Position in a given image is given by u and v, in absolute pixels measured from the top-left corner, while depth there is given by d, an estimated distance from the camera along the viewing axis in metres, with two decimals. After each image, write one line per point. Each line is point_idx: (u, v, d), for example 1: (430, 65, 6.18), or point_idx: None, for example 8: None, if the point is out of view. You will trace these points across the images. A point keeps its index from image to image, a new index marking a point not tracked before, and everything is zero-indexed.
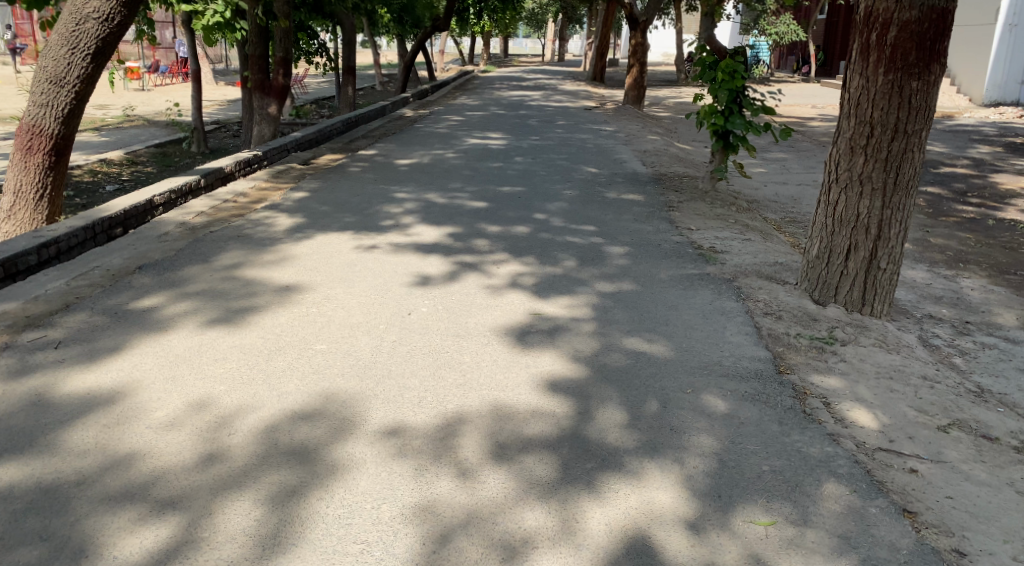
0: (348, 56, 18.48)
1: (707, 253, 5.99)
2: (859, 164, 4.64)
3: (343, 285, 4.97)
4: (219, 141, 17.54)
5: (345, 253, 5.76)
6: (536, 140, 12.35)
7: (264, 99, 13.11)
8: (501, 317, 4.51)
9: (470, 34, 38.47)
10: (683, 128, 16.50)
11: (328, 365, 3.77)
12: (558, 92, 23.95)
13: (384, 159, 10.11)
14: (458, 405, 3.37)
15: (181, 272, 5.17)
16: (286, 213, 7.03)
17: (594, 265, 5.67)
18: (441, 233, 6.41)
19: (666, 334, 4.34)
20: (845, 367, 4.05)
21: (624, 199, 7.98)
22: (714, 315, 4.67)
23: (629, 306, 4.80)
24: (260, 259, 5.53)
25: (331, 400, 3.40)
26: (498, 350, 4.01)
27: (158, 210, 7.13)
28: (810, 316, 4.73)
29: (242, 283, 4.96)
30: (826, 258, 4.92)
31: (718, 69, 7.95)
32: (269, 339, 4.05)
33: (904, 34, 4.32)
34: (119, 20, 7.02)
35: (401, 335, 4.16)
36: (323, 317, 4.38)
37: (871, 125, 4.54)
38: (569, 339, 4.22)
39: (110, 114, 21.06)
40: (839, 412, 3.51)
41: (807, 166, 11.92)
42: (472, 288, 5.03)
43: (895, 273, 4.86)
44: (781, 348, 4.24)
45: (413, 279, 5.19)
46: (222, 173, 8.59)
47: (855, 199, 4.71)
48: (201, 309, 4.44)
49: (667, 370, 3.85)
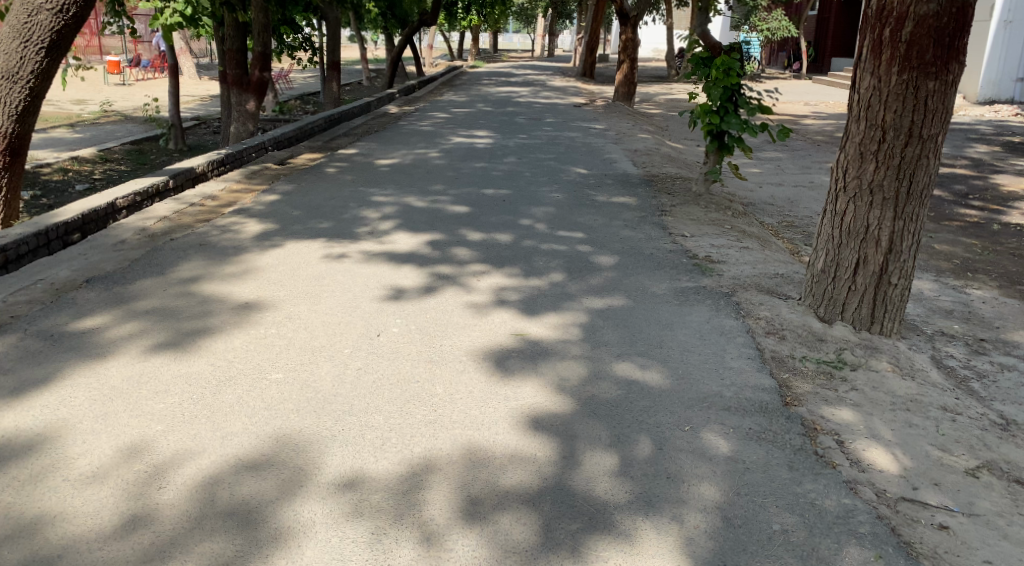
0: (331, 51, 17.98)
1: (703, 263, 5.62)
2: (870, 171, 4.26)
3: (309, 302, 4.55)
4: (198, 137, 17.05)
5: (315, 263, 5.34)
6: (524, 138, 11.96)
7: (241, 95, 12.66)
8: (480, 338, 4.11)
9: (459, 29, 38.03)
10: (675, 126, 16.16)
11: (282, 399, 3.36)
12: (548, 88, 23.55)
13: (364, 159, 9.69)
14: (426, 448, 2.98)
15: (133, 287, 4.75)
16: (255, 218, 6.61)
17: (582, 277, 5.28)
18: (420, 240, 6.00)
19: (661, 358, 3.96)
20: (857, 396, 3.68)
21: (614, 202, 7.60)
22: (712, 336, 4.29)
23: (620, 325, 4.42)
24: (221, 271, 5.10)
25: (283, 444, 2.99)
26: (474, 379, 3.61)
27: (121, 214, 6.70)
28: (816, 335, 4.36)
29: (197, 300, 4.53)
30: (832, 273, 4.54)
31: (713, 66, 7.57)
32: (220, 367, 3.64)
33: (921, 30, 3.94)
34: (75, 11, 6.53)
35: (367, 361, 3.75)
36: (283, 341, 3.97)
37: (882, 129, 4.17)
38: (553, 365, 3.82)
39: (87, 110, 20.55)
40: (854, 452, 3.14)
41: (803, 166, 11.59)
42: (450, 304, 4.63)
43: (907, 289, 4.50)
44: (786, 375, 3.86)
45: (385, 293, 4.78)
46: (193, 174, 8.16)
47: (865, 210, 4.33)
48: (148, 331, 4.02)
49: (662, 402, 3.47)
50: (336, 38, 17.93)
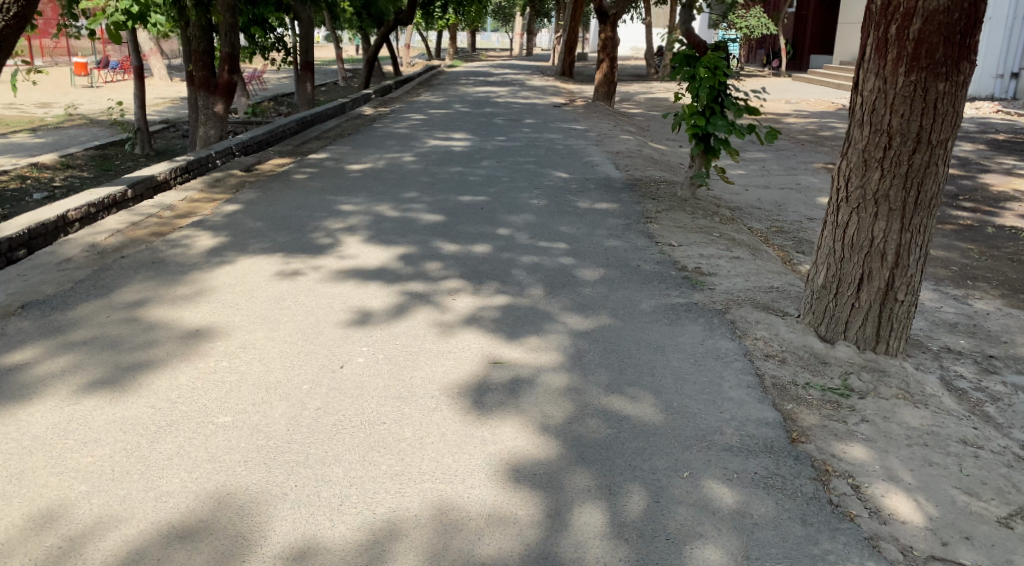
0: (304, 52, 17.48)
1: (692, 276, 5.28)
2: (875, 180, 3.94)
3: (267, 328, 4.15)
4: (166, 141, 16.49)
5: (275, 282, 4.94)
6: (503, 141, 11.59)
7: (208, 98, 12.20)
8: (453, 369, 3.73)
9: (435, 29, 37.60)
10: (657, 126, 15.88)
11: (229, 449, 2.96)
12: (527, 88, 23.17)
13: (335, 165, 9.27)
14: (390, 509, 2.61)
15: (72, 312, 4.32)
16: (214, 230, 6.18)
17: (566, 293, 4.92)
18: (390, 254, 5.61)
19: (653, 388, 3.61)
20: (868, 429, 3.34)
21: (597, 209, 7.26)
22: (707, 360, 3.94)
23: (606, 348, 4.06)
24: (175, 293, 4.68)
25: (224, 506, 2.60)
26: (447, 419, 3.23)
27: (72, 226, 6.27)
28: (819, 358, 4.04)
29: (143, 327, 4.11)
30: (834, 289, 4.22)
31: (699, 65, 7.26)
32: (162, 410, 3.22)
33: (930, 27, 3.61)
34: (17, 11, 6.07)
35: (327, 400, 3.35)
36: (234, 376, 3.56)
37: (889, 135, 3.84)
38: (536, 400, 3.46)
39: (51, 114, 19.87)
40: (873, 499, 2.80)
41: (788, 167, 11.32)
42: (421, 328, 4.25)
43: (913, 306, 4.18)
44: (790, 406, 3.52)
45: (351, 315, 4.39)
46: (153, 182, 7.70)
47: (869, 221, 4.01)
48: (84, 367, 3.59)
49: (657, 443, 3.11)
50: (308, 38, 17.45)
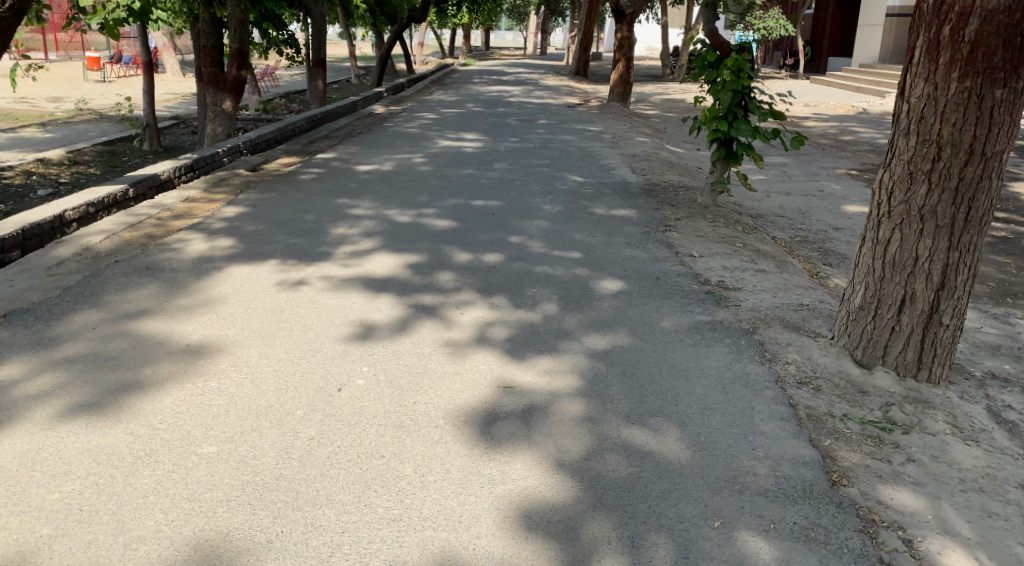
0: (315, 49, 17.20)
1: (716, 291, 4.97)
2: (921, 195, 3.62)
3: (262, 344, 3.87)
4: (175, 139, 16.30)
5: (275, 292, 4.66)
6: (516, 142, 11.30)
7: (217, 95, 11.95)
8: (459, 394, 3.44)
9: (449, 26, 37.32)
10: (674, 128, 15.54)
11: (212, 486, 2.69)
12: (541, 88, 22.84)
13: (343, 165, 9.01)
14: (386, 562, 2.32)
15: (57, 322, 4.06)
16: (214, 234, 5.92)
17: (582, 309, 4.62)
18: (397, 262, 5.32)
19: (677, 419, 3.30)
20: (916, 471, 3.03)
21: (613, 215, 6.95)
22: (735, 388, 3.64)
23: (626, 372, 3.76)
24: (169, 302, 4.42)
25: (202, 557, 2.33)
26: (452, 453, 2.94)
27: (70, 227, 6.02)
28: (857, 387, 3.73)
29: (131, 341, 3.85)
30: (872, 311, 3.90)
31: (722, 67, 6.92)
32: (141, 438, 2.96)
33: (989, 28, 3.29)
34: (11, 3, 5.82)
35: (322, 428, 3.08)
36: (224, 399, 3.29)
37: (938, 145, 3.52)
38: (549, 430, 3.16)
39: (62, 108, 19.71)
40: (928, 558, 2.49)
41: (810, 173, 10.97)
42: (427, 346, 3.96)
43: (959, 330, 3.86)
44: (828, 442, 3.21)
45: (353, 330, 4.11)
46: (156, 181, 7.46)
47: (914, 238, 3.69)
48: (63, 386, 3.33)
49: (684, 485, 2.82)
50: (321, 35, 17.16)
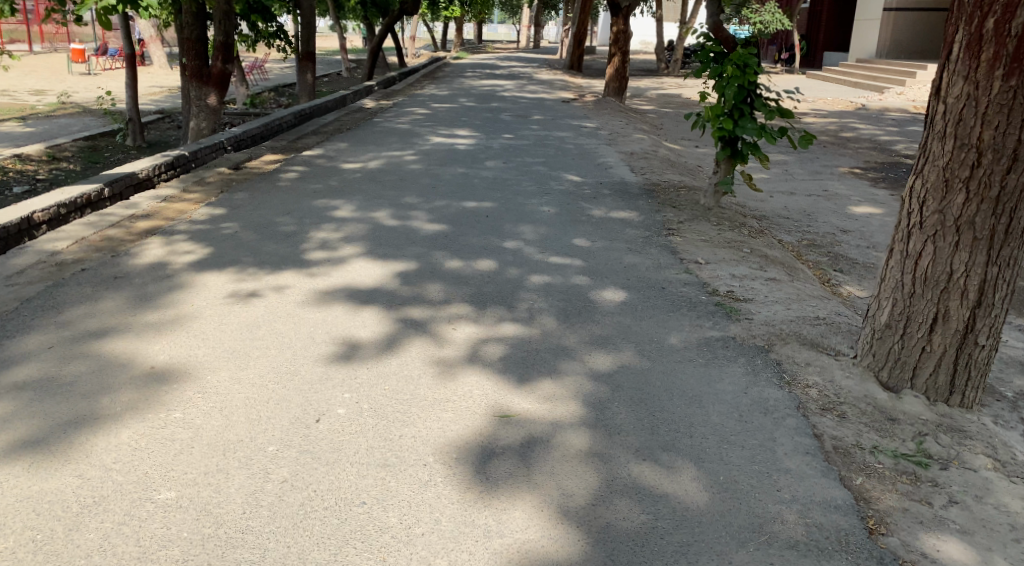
0: (304, 42, 16.79)
1: (727, 303, 4.64)
2: (957, 204, 3.30)
3: (234, 366, 3.53)
4: (160, 133, 15.87)
5: (251, 305, 4.31)
6: (510, 138, 10.96)
7: (201, 89, 11.56)
8: (450, 424, 3.10)
9: (442, 19, 36.90)
10: (671, 124, 15.23)
11: (168, 540, 2.35)
12: (535, 82, 22.51)
13: (329, 163, 8.65)
14: None
15: (9, 341, 3.70)
16: (189, 238, 5.57)
17: (584, 323, 4.29)
18: (384, 271, 4.98)
19: (692, 454, 2.98)
20: (961, 515, 2.71)
21: (613, 218, 6.63)
22: (753, 416, 3.31)
23: (634, 397, 3.43)
24: (135, 318, 4.06)
25: None
26: (441, 498, 2.61)
27: (39, 229, 5.65)
28: (886, 414, 3.41)
29: (90, 362, 3.50)
30: (900, 329, 3.58)
31: (726, 62, 6.60)
32: (91, 482, 2.61)
33: None
34: None
35: (296, 468, 2.74)
36: (187, 432, 2.95)
37: (978, 150, 3.20)
38: (551, 469, 2.83)
39: (43, 101, 19.25)
40: None
41: (813, 171, 10.67)
42: (417, 366, 3.62)
43: (994, 351, 3.55)
44: (859, 480, 2.89)
45: (335, 349, 3.76)
46: (134, 180, 7.08)
47: (948, 251, 3.37)
48: (7, 420, 2.98)
49: (704, 536, 2.50)
50: (309, 27, 16.73)
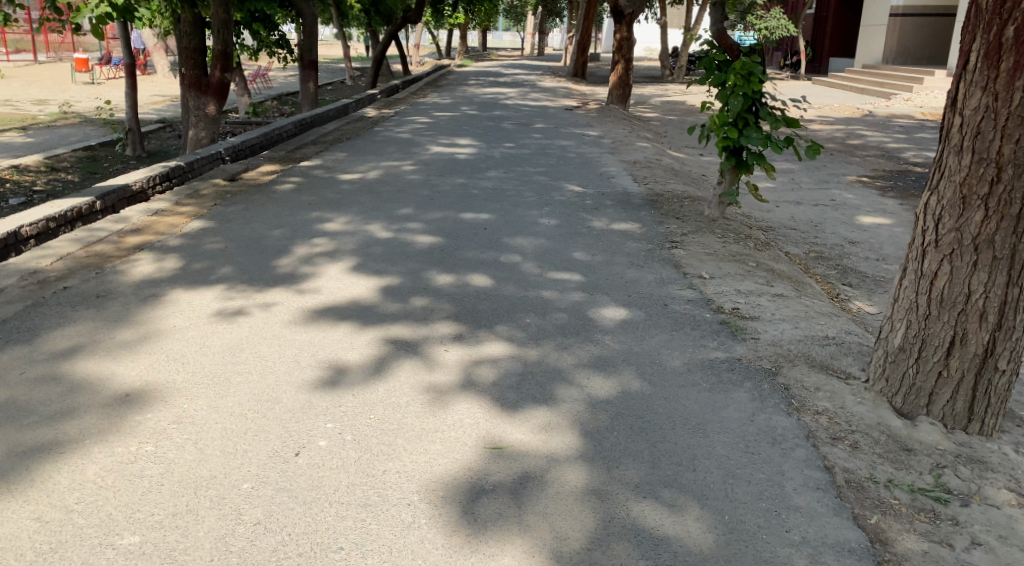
0: (306, 50, 16.68)
1: (733, 321, 4.44)
2: (975, 222, 3.11)
3: (213, 393, 3.35)
4: (160, 143, 15.76)
5: (236, 325, 4.14)
6: (511, 147, 10.80)
7: (200, 98, 11.42)
8: (438, 459, 2.92)
9: (446, 28, 36.81)
10: (676, 132, 15.05)
11: None
12: (539, 89, 22.37)
13: (326, 174, 8.51)
14: None
15: None
16: (178, 253, 5.42)
17: (582, 343, 4.11)
18: (376, 288, 4.81)
19: (695, 491, 2.79)
20: (984, 559, 2.52)
21: (614, 230, 6.46)
22: (761, 446, 3.12)
23: (635, 426, 3.25)
24: (115, 338, 3.89)
25: None
26: (425, 544, 2.43)
27: (27, 244, 5.50)
28: (901, 444, 3.21)
29: (62, 387, 3.33)
30: (916, 352, 3.39)
31: (731, 70, 6.43)
32: (49, 526, 2.44)
33: None
34: None
35: (271, 509, 2.57)
36: (158, 468, 2.77)
37: (997, 165, 3.02)
38: (543, 509, 2.64)
39: (46, 111, 19.21)
40: None
41: (820, 180, 10.46)
42: (406, 393, 3.45)
43: (1015, 376, 3.35)
44: (875, 518, 2.70)
45: (320, 374, 3.59)
46: (126, 192, 6.93)
47: (965, 272, 3.18)
48: None
49: None
50: (311, 36, 16.62)
